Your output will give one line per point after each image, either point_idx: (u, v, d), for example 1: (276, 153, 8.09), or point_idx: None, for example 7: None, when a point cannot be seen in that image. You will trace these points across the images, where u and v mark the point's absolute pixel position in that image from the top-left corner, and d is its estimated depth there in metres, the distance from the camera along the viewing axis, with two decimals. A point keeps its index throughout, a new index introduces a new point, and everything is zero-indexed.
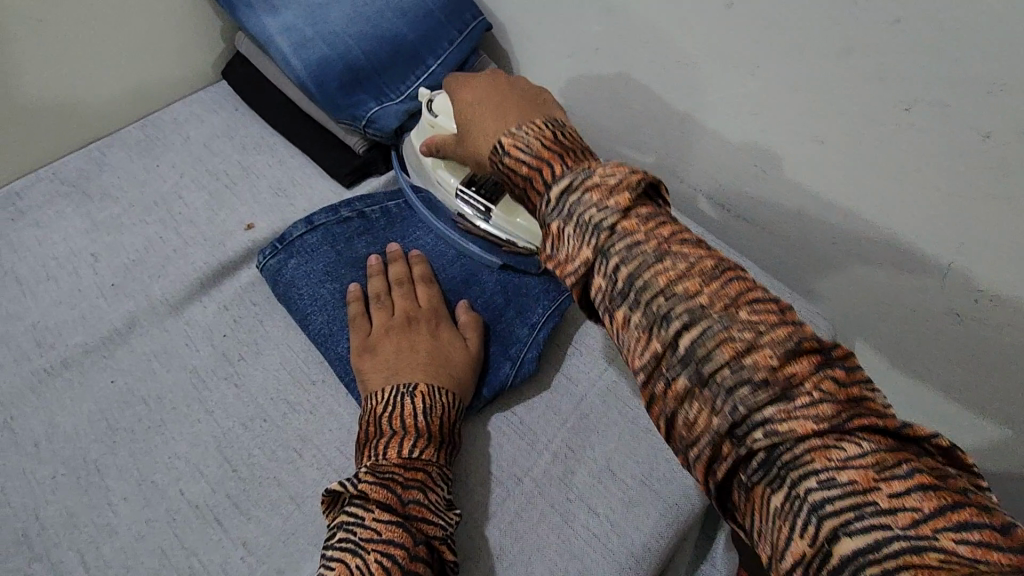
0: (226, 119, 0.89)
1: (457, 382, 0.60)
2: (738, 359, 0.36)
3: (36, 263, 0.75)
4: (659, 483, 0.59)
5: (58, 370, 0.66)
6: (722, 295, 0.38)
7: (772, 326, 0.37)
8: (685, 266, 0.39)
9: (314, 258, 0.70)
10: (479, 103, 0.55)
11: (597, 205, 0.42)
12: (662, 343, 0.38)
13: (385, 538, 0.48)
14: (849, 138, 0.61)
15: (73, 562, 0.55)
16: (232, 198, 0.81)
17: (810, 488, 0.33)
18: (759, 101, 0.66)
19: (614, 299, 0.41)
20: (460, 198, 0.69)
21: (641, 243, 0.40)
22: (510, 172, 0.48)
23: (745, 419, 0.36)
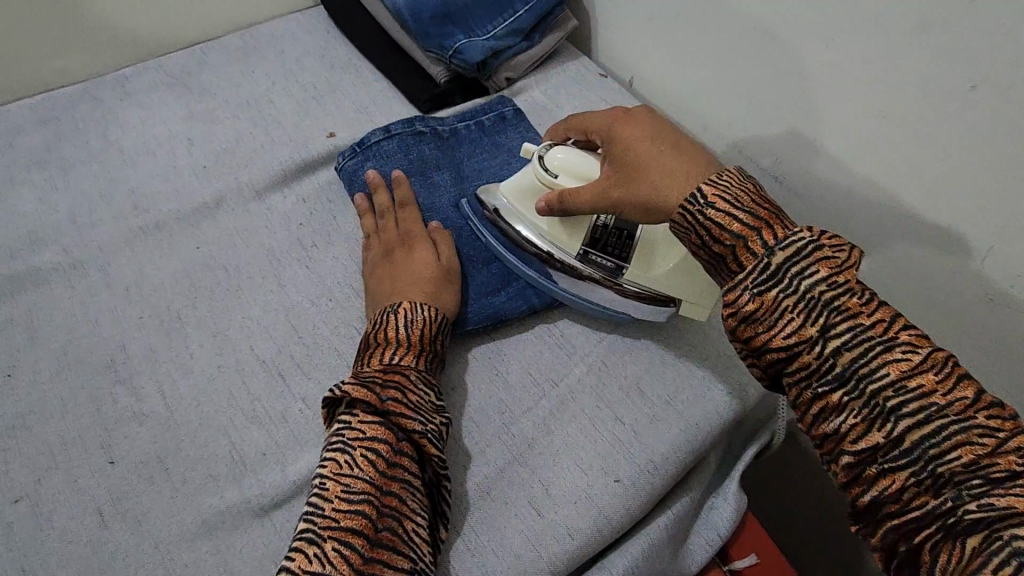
0: (319, 39, 0.96)
1: (437, 298, 0.64)
2: (965, 451, 0.38)
3: (137, 138, 0.82)
4: (682, 406, 0.64)
5: (151, 230, 0.73)
6: (945, 385, 0.40)
7: (927, 356, 0.41)
8: (904, 347, 0.41)
9: (390, 164, 0.76)
10: (639, 142, 0.54)
11: (821, 279, 0.43)
12: (881, 424, 0.40)
13: (369, 436, 0.52)
14: (915, 112, 0.64)
15: (152, 389, 0.62)
16: (318, 109, 0.87)
17: (1015, 532, 0.35)
18: (832, 74, 0.70)
19: (824, 376, 0.42)
20: (584, 259, 0.64)
21: (861, 323, 0.42)
22: (710, 228, 0.47)
23: (932, 468, 0.39)
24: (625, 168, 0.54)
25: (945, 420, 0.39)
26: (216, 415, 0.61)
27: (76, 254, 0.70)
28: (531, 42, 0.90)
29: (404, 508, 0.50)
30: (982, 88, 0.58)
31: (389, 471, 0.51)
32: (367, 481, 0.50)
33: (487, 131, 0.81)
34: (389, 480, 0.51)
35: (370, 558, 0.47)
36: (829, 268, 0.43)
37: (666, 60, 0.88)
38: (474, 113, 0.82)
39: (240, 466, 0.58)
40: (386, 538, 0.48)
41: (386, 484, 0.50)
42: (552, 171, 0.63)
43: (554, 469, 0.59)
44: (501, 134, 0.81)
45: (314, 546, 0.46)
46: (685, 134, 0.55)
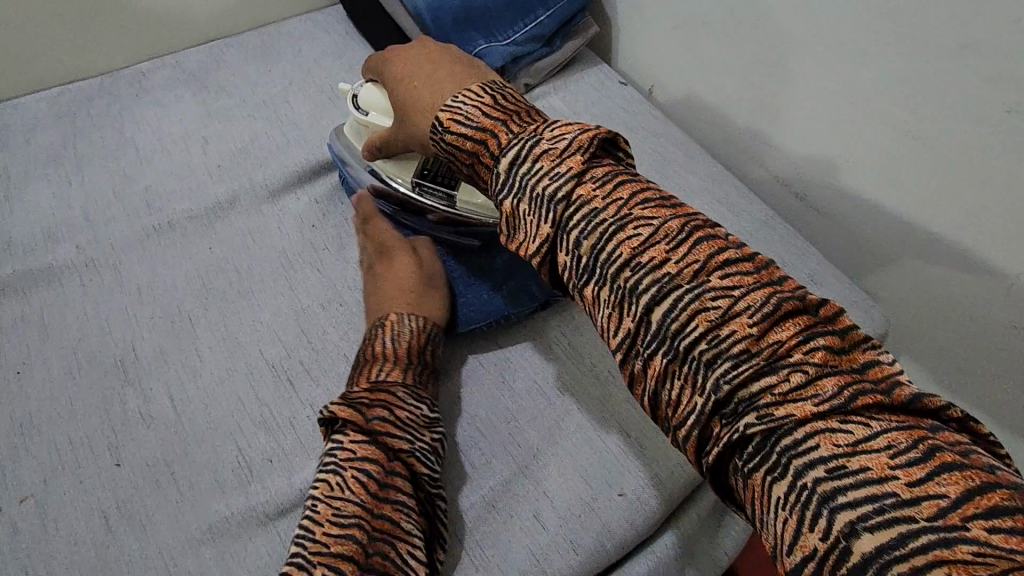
0: (338, 39, 0.95)
1: (422, 303, 0.65)
2: (699, 322, 0.38)
3: (153, 136, 0.81)
4: None
5: (164, 229, 0.73)
6: (679, 254, 0.39)
7: (665, 229, 0.40)
8: (639, 223, 0.41)
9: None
10: (416, 75, 0.57)
11: (546, 173, 0.44)
12: (629, 311, 0.40)
13: (359, 456, 0.51)
14: (945, 136, 0.62)
15: (161, 390, 0.62)
16: (334, 110, 0.86)
17: (817, 478, 0.32)
18: (859, 90, 0.68)
19: (579, 273, 0.43)
20: (419, 191, 0.68)
21: (594, 208, 0.42)
22: (454, 150, 0.51)
23: (683, 351, 0.38)
24: (400, 107, 0.59)
25: (687, 296, 0.38)
26: (224, 419, 0.60)
27: (90, 252, 0.70)
28: (551, 48, 0.88)
29: (399, 530, 0.49)
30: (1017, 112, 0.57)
31: (381, 492, 0.50)
32: (358, 504, 0.49)
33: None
34: (380, 502, 0.49)
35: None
36: (550, 161, 0.44)
37: (687, 70, 0.86)
38: None
39: (246, 472, 0.57)
40: (378, 562, 0.47)
41: (379, 507, 0.49)
42: (364, 110, 0.68)
43: (561, 483, 0.58)
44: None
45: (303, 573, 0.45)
46: (462, 62, 0.57)
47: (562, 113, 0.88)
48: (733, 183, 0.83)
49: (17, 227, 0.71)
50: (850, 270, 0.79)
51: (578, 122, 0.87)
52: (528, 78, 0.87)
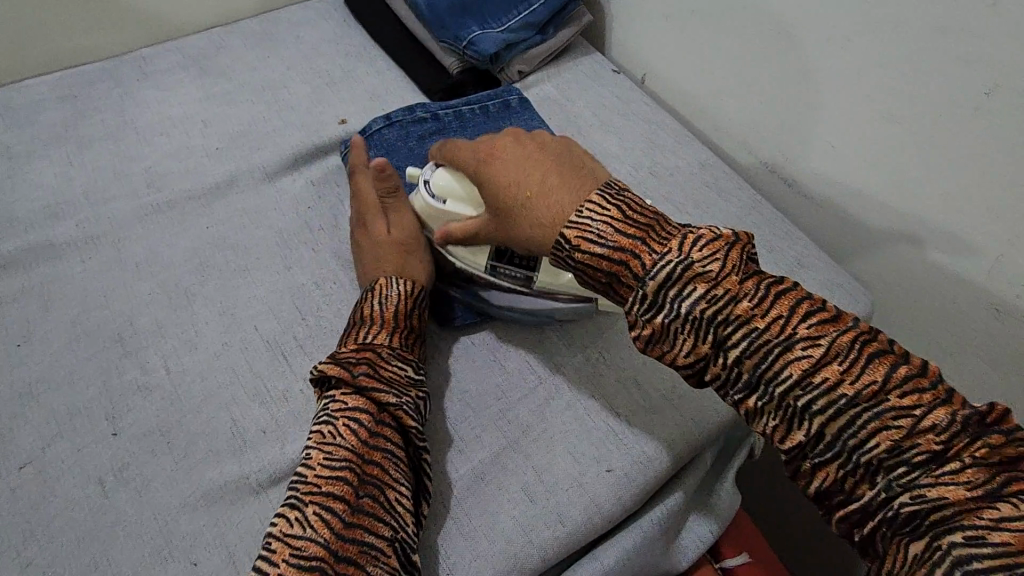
0: (335, 26, 0.96)
1: (407, 270, 0.66)
2: (883, 440, 0.41)
3: (154, 118, 0.83)
4: (678, 399, 0.64)
5: (163, 209, 0.74)
6: (852, 372, 0.42)
7: (831, 344, 0.43)
8: (805, 344, 0.43)
9: (394, 153, 0.77)
10: (524, 184, 0.55)
11: (700, 297, 0.46)
12: (800, 425, 0.43)
13: (349, 407, 0.54)
14: (927, 118, 0.64)
15: (158, 363, 0.63)
16: (332, 95, 0.88)
17: (954, 542, 0.37)
18: (845, 76, 0.69)
19: (738, 384, 0.46)
20: (494, 273, 0.65)
21: (756, 327, 0.45)
22: (587, 266, 0.51)
23: (860, 462, 0.42)
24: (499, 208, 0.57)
25: (864, 416, 0.41)
26: (220, 390, 0.62)
27: (91, 229, 0.71)
28: (544, 36, 0.90)
29: (386, 476, 0.51)
30: (996, 95, 0.58)
31: (370, 440, 0.52)
32: (348, 449, 0.51)
33: (493, 119, 0.81)
34: (369, 449, 0.52)
35: (351, 523, 0.48)
36: (705, 283, 0.46)
37: (679, 58, 0.88)
38: (480, 99, 0.83)
39: (239, 441, 0.59)
40: (368, 504, 0.49)
41: (367, 452, 0.52)
42: (437, 197, 0.65)
43: (548, 456, 0.60)
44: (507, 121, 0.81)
45: (296, 511, 0.48)
46: (569, 165, 0.56)
47: (554, 100, 0.89)
48: (723, 168, 0.84)
49: (19, 205, 0.73)
50: (838, 256, 0.80)
51: (571, 109, 0.89)
52: (522, 66, 0.89)
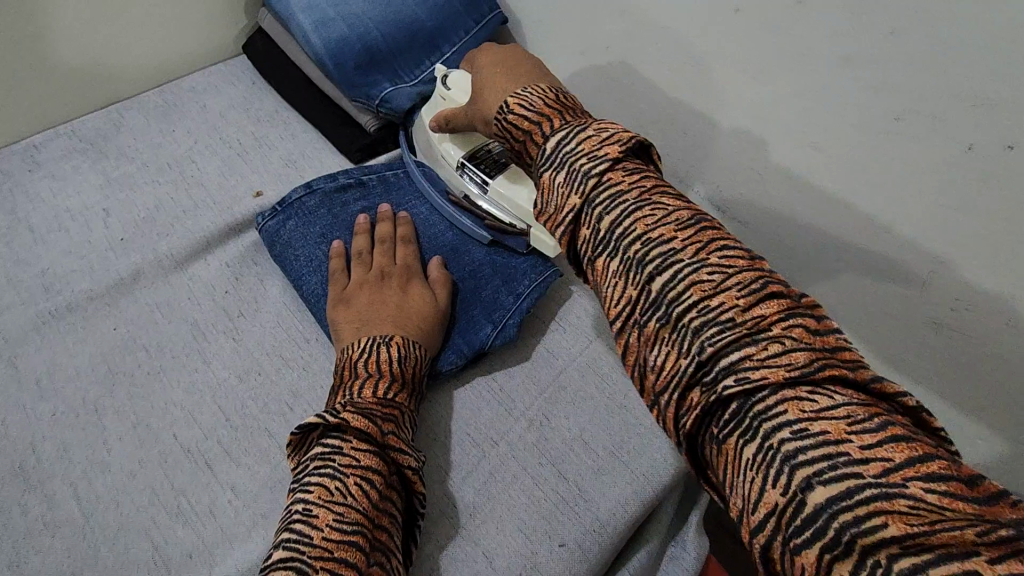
0: (244, 91, 0.92)
1: (428, 338, 0.63)
2: (697, 294, 0.35)
3: (49, 213, 0.77)
4: (629, 456, 0.61)
5: (63, 314, 0.68)
6: (688, 234, 0.37)
7: (675, 211, 0.38)
8: (659, 206, 0.39)
9: (314, 220, 0.71)
10: (500, 67, 0.55)
11: (585, 153, 0.42)
12: (636, 282, 0.37)
13: (365, 464, 0.50)
14: (848, 144, 0.63)
15: (66, 493, 0.57)
16: (244, 165, 0.84)
17: (783, 438, 0.30)
18: (755, 106, 0.70)
19: (596, 244, 0.40)
20: (462, 170, 0.71)
21: (621, 190, 0.40)
22: (512, 130, 0.48)
23: (676, 321, 0.36)
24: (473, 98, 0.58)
25: (686, 270, 0.36)
26: (137, 515, 0.56)
27: None
28: None
29: (391, 543, 0.49)
30: (906, 119, 0.58)
31: (381, 504, 0.50)
32: (360, 512, 0.48)
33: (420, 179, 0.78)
34: (380, 513, 0.49)
35: None
36: (590, 144, 0.42)
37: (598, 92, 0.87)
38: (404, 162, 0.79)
39: (162, 572, 0.54)
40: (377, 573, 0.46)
41: (378, 516, 0.49)
42: (449, 87, 0.71)
43: (498, 540, 0.56)
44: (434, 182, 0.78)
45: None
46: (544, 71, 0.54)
47: None
48: None
49: None
50: None
51: None
52: None
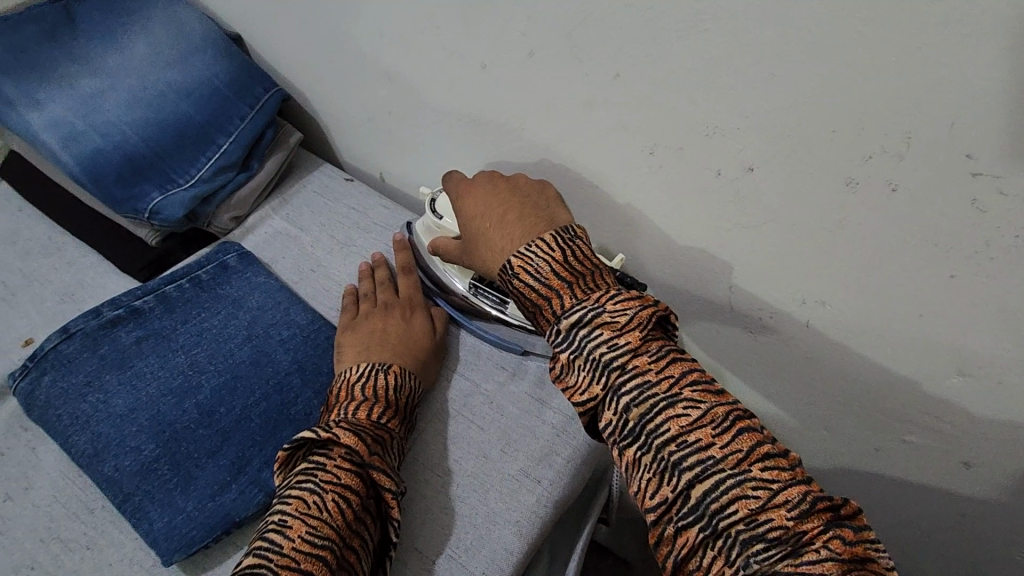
0: (8, 223, 0.82)
1: (421, 365, 0.65)
2: (742, 508, 0.40)
3: None
4: (466, 556, 0.56)
5: None
6: (724, 439, 0.42)
7: (709, 410, 0.44)
8: (688, 404, 0.44)
9: (78, 367, 0.63)
10: (489, 216, 0.59)
11: (605, 342, 0.47)
12: (670, 481, 0.43)
13: (345, 482, 0.50)
14: (620, 182, 0.63)
15: None
16: (11, 312, 0.73)
17: None
18: (535, 155, 0.69)
19: (623, 433, 0.46)
20: (475, 292, 0.69)
21: (648, 380, 0.45)
22: (519, 294, 0.53)
23: (719, 529, 0.41)
24: (466, 238, 0.61)
25: (729, 482, 0.41)
26: None
27: None
28: (250, 172, 0.81)
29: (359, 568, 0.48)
30: (657, 154, 0.58)
31: (355, 524, 0.49)
32: (333, 528, 0.47)
33: (205, 289, 0.71)
34: (352, 533, 0.48)
35: None
36: (609, 331, 0.47)
37: (401, 155, 0.84)
38: (188, 270, 0.73)
39: None
40: None
41: (349, 537, 0.48)
42: (438, 213, 0.68)
43: None
44: (223, 288, 0.72)
45: None
46: (532, 204, 0.59)
47: (283, 233, 0.81)
48: None
49: None
50: None
51: (305, 239, 0.81)
52: (230, 213, 0.79)
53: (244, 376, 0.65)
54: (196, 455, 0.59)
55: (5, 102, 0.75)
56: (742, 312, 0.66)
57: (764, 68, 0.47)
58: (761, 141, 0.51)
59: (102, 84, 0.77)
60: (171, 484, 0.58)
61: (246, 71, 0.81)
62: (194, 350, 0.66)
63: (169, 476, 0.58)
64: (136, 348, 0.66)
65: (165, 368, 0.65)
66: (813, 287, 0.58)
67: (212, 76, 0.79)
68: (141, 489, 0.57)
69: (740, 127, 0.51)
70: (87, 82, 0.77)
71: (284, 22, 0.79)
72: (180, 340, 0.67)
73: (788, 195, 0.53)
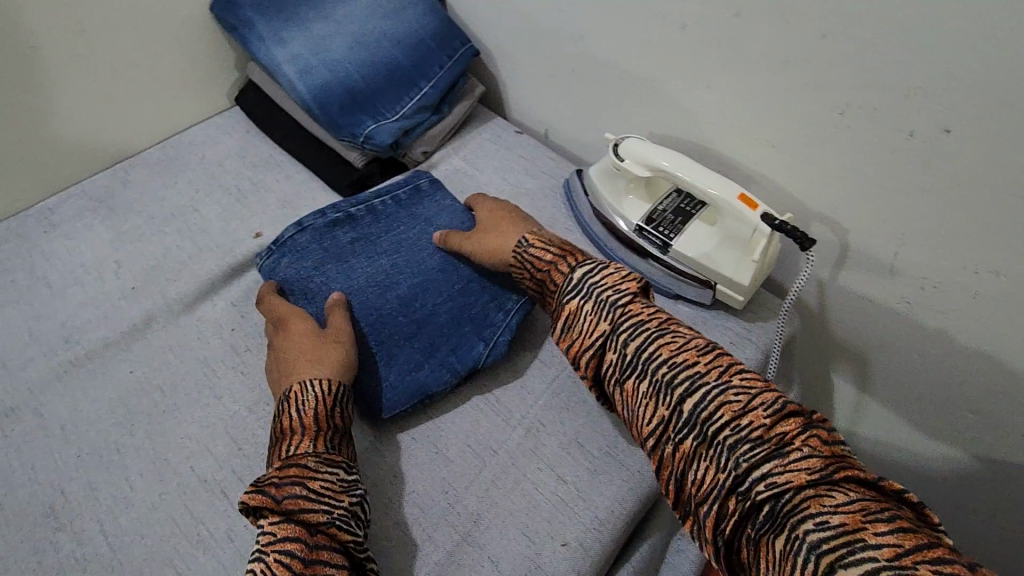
0: (239, 140, 0.98)
1: (320, 363, 0.64)
2: (727, 412, 0.50)
3: (65, 268, 0.82)
4: (623, 454, 0.64)
5: (82, 362, 0.73)
6: (706, 359, 0.54)
7: (692, 341, 0.56)
8: (675, 336, 0.57)
9: (305, 255, 0.76)
10: (498, 215, 0.77)
11: (609, 287, 0.62)
12: (667, 401, 0.53)
13: (281, 537, 0.50)
14: (799, 143, 0.69)
15: (93, 530, 0.61)
16: (243, 210, 0.89)
17: (806, 528, 0.43)
18: (714, 113, 0.74)
19: (624, 366, 0.57)
20: (639, 233, 0.75)
21: (642, 319, 0.58)
22: (534, 258, 0.69)
23: (711, 436, 0.50)
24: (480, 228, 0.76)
25: (716, 392, 0.51)
26: (160, 545, 0.60)
27: (10, 400, 0.69)
28: (441, 114, 0.93)
29: None
30: (849, 114, 0.63)
31: (309, 568, 0.49)
32: None
33: (403, 207, 0.83)
34: None
35: None
36: (613, 279, 0.62)
37: (571, 111, 0.92)
38: (388, 189, 0.84)
39: None
40: None
41: None
42: (621, 155, 0.74)
43: (501, 544, 0.59)
44: (416, 207, 0.83)
45: None
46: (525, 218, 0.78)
47: (462, 171, 0.92)
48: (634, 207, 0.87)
49: None
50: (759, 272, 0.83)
51: (480, 178, 0.91)
52: (423, 147, 0.92)
53: (436, 281, 0.75)
54: (396, 337, 0.71)
55: (258, 37, 0.89)
56: (908, 278, 0.69)
57: (987, 31, 0.51)
58: (970, 104, 0.55)
59: (332, 28, 0.90)
60: (377, 357, 0.69)
61: (449, 24, 0.92)
62: (394, 255, 0.77)
63: (373, 350, 0.69)
64: (350, 247, 0.77)
65: (372, 266, 0.76)
66: (990, 255, 0.61)
67: (421, 29, 0.91)
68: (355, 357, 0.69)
69: (950, 87, 0.55)
70: (320, 24, 0.90)
71: None
72: (384, 245, 0.78)
73: (985, 158, 0.57)
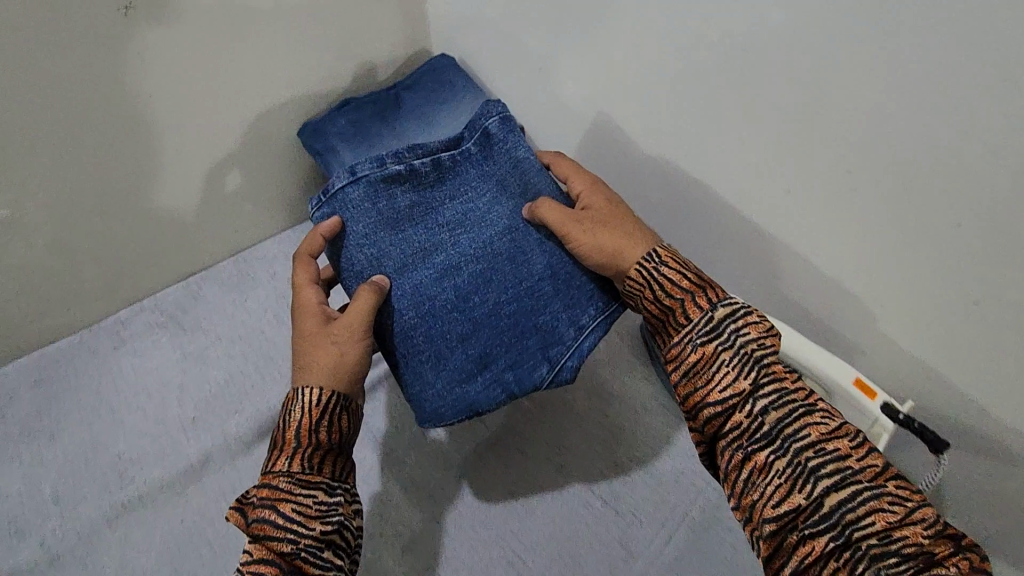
0: None
1: (310, 375, 0.59)
2: (877, 519, 0.47)
3: (128, 392, 0.81)
4: None
5: (134, 507, 0.72)
6: (859, 452, 0.51)
7: (841, 426, 0.53)
8: (824, 415, 0.53)
9: (358, 217, 0.67)
10: (603, 201, 0.67)
11: (754, 339, 0.56)
12: (803, 488, 0.50)
13: (255, 559, 0.52)
14: (916, 320, 0.63)
15: None
16: None
17: None
18: (813, 274, 0.70)
19: (755, 435, 0.53)
20: None
21: (786, 388, 0.54)
22: (666, 280, 0.60)
23: (849, 539, 0.47)
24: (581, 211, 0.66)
25: (867, 494, 0.48)
26: None
27: (60, 545, 0.69)
28: None
29: None
30: (983, 305, 0.57)
31: None
32: None
33: (474, 160, 0.72)
34: None
35: None
36: (756, 331, 0.56)
37: None
38: (456, 141, 0.72)
39: None
40: None
41: None
42: None
43: None
44: (490, 162, 0.72)
45: None
46: (630, 210, 0.67)
47: None
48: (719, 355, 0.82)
49: None
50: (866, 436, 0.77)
51: None
52: None
53: (499, 280, 0.68)
54: (448, 338, 0.66)
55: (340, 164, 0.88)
56: None
57: None
58: None
59: None
60: (424, 358, 0.66)
61: None
62: (456, 237, 0.69)
63: (422, 348, 0.66)
64: (408, 213, 0.68)
65: (430, 240, 0.68)
66: None
67: None
68: (406, 356, 0.66)
69: None
70: None
71: (573, 113, 0.85)
72: (445, 216, 0.70)
73: None
